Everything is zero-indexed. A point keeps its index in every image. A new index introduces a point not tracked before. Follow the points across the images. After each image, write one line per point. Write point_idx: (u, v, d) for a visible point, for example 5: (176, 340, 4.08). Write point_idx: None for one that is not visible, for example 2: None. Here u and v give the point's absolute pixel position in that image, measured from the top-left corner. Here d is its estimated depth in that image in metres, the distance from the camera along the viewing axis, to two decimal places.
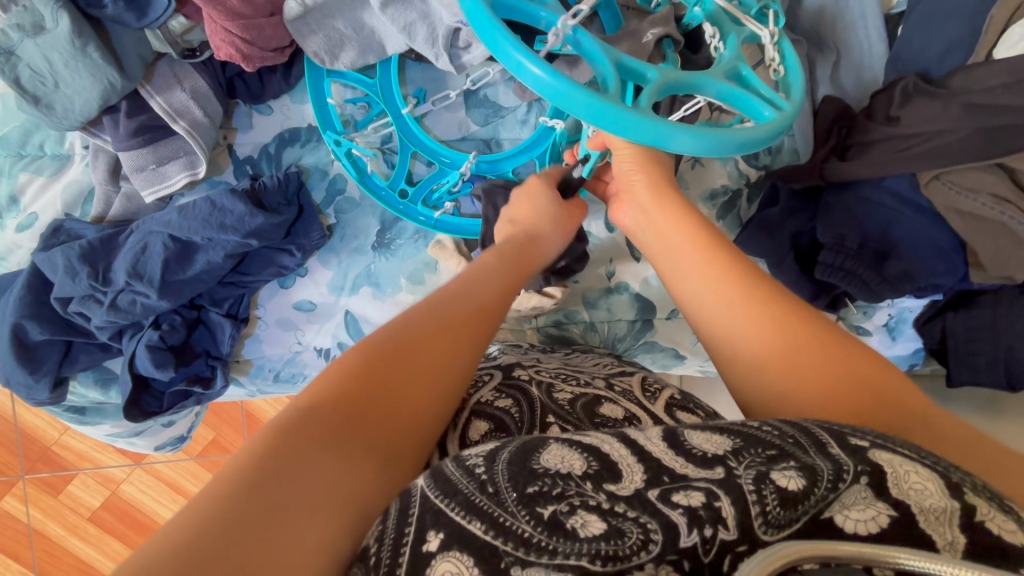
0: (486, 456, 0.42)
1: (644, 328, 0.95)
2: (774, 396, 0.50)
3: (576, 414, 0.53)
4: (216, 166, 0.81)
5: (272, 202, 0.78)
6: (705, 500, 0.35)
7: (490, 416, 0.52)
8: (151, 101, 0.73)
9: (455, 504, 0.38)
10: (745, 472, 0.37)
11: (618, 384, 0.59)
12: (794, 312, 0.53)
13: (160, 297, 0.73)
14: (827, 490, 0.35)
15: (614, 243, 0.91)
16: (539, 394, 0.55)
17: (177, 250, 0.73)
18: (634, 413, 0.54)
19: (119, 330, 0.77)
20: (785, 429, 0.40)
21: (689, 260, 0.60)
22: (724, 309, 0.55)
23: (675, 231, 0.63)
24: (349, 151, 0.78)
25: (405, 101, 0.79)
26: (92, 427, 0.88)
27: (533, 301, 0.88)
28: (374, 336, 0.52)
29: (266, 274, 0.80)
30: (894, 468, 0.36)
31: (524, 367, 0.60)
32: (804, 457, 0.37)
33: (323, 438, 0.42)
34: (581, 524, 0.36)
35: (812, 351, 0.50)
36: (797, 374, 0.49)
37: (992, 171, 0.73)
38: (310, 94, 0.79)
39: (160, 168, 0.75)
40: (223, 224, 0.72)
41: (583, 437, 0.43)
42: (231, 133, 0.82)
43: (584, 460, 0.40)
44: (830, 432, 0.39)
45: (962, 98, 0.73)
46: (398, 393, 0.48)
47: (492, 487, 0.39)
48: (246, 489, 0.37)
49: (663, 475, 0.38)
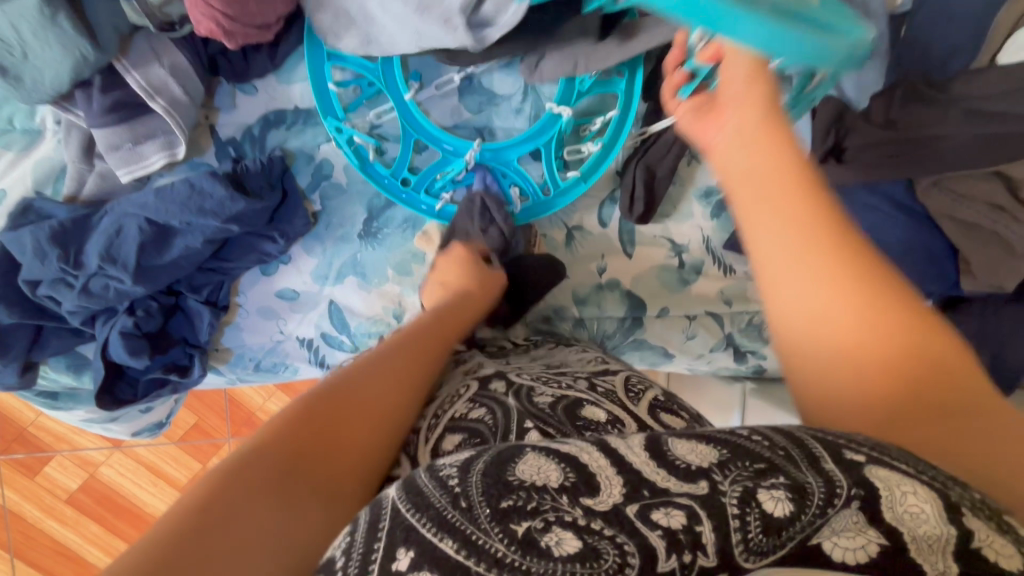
0: (460, 467, 0.40)
1: (634, 326, 0.94)
2: (837, 374, 0.46)
3: (557, 417, 0.52)
4: (197, 147, 0.78)
5: (255, 186, 0.75)
6: (685, 522, 0.35)
7: (465, 429, 0.52)
8: (127, 76, 0.69)
9: (427, 520, 0.37)
10: (730, 489, 0.36)
11: (601, 386, 0.58)
12: (879, 286, 0.46)
13: (135, 282, 0.71)
14: (816, 514, 0.34)
15: (605, 238, 0.91)
16: (515, 404, 0.54)
17: (154, 234, 0.70)
18: (617, 416, 0.53)
19: (91, 315, 0.74)
20: (776, 440, 0.39)
21: (783, 204, 0.49)
22: (806, 270, 0.47)
23: (761, 167, 0.51)
24: (351, 139, 0.77)
25: (407, 85, 0.77)
26: (64, 412, 0.85)
27: None
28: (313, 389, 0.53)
29: (247, 261, 0.77)
30: (890, 489, 0.35)
31: (504, 377, 0.59)
32: (794, 473, 0.36)
33: (263, 488, 0.41)
34: (556, 542, 0.35)
35: (891, 330, 0.45)
36: (857, 353, 0.45)
37: (989, 179, 0.73)
38: (309, 75, 0.76)
39: (137, 147, 0.72)
40: (202, 209, 0.70)
41: (560, 445, 0.42)
42: (213, 113, 0.78)
43: (561, 471, 0.39)
44: (825, 446, 0.38)
45: (961, 104, 0.73)
46: (334, 445, 0.48)
47: (465, 502, 0.38)
48: (191, 533, 0.36)
49: (643, 490, 0.37)
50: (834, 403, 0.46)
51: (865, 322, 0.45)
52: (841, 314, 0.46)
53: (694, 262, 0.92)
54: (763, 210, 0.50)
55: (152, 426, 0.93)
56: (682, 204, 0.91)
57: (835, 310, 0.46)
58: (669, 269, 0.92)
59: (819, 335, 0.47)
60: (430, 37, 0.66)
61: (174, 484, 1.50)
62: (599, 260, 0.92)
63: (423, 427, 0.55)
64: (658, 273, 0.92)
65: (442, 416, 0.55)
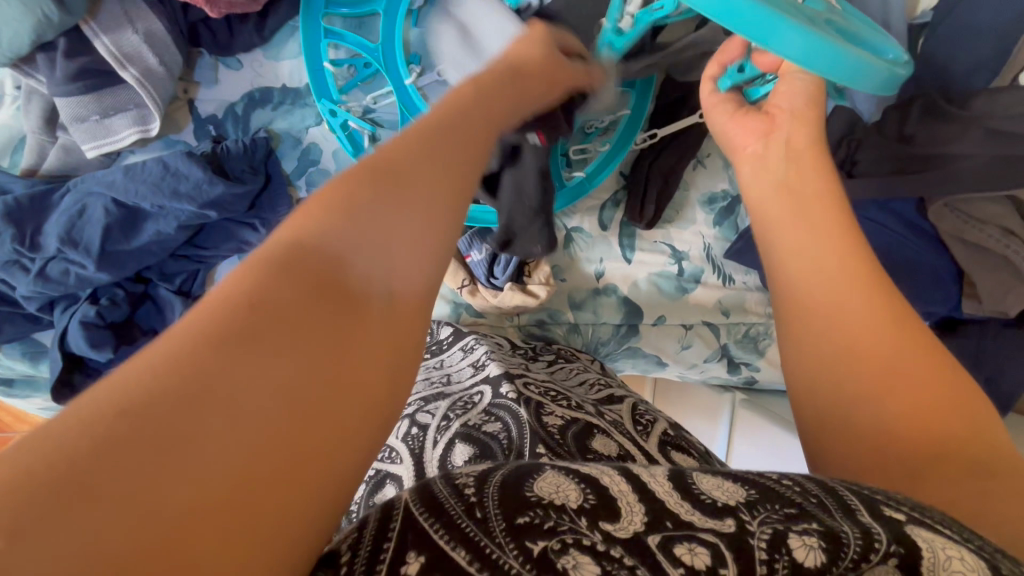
0: (478, 477, 0.37)
1: (629, 333, 0.91)
2: (858, 406, 0.40)
3: (566, 444, 0.57)
4: (173, 122, 0.72)
5: (234, 170, 0.69)
6: (711, 562, 0.32)
7: (477, 444, 0.57)
8: (95, 42, 0.63)
9: (440, 526, 0.34)
10: (758, 530, 0.33)
11: (609, 413, 0.65)
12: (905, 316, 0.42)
13: (97, 268, 0.65)
14: (849, 568, 0.31)
15: (605, 242, 0.88)
16: (526, 417, 0.60)
17: (122, 217, 0.64)
18: (627, 451, 0.59)
19: (49, 301, 0.69)
20: (808, 486, 0.36)
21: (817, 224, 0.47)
22: (836, 290, 0.44)
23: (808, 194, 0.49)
24: (345, 123, 0.72)
25: (409, 69, 0.71)
26: (21, 400, 0.79)
27: (516, 299, 0.83)
28: (358, 171, 0.33)
29: (225, 249, 0.72)
30: (933, 551, 0.31)
31: (513, 383, 0.66)
32: (827, 521, 0.33)
33: (300, 308, 0.26)
34: (573, 565, 0.32)
35: (922, 365, 0.40)
36: (887, 376, 0.40)
37: (1001, 203, 0.73)
38: (303, 54, 0.71)
39: (105, 120, 0.66)
40: (176, 191, 0.64)
41: (579, 465, 0.39)
42: (193, 87, 0.72)
43: (581, 492, 0.36)
44: (861, 499, 0.35)
45: (983, 123, 0.70)
46: (395, 276, 0.31)
47: (480, 513, 0.35)
48: (193, 390, 0.22)
49: (665, 521, 0.34)
50: (844, 422, 0.41)
51: (893, 348, 0.41)
52: (870, 338, 0.41)
53: (694, 270, 0.89)
54: (792, 217, 0.48)
55: None
56: (685, 210, 0.88)
57: (862, 333, 0.42)
58: (668, 277, 0.89)
59: (846, 360, 0.42)
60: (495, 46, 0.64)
61: None
62: (596, 265, 0.89)
63: (431, 426, 0.61)
64: (656, 280, 0.89)
65: (453, 419, 0.62)
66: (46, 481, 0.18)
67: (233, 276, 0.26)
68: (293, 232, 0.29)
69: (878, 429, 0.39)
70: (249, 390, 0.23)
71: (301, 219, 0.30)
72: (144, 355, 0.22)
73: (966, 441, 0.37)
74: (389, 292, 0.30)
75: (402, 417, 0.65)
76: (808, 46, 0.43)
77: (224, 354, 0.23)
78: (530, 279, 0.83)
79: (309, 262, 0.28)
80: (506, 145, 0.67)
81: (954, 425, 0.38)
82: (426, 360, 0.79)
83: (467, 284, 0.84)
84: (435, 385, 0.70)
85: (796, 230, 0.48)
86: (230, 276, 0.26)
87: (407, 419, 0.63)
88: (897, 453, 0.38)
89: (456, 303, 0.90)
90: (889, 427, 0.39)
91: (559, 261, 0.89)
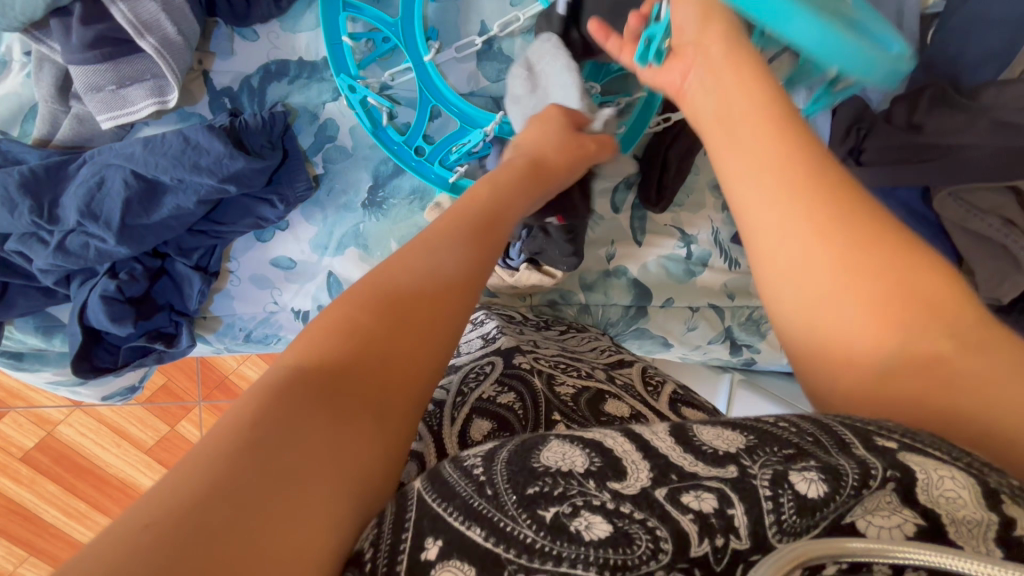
0: (485, 456, 0.40)
1: (638, 315, 0.93)
2: (821, 309, 0.45)
3: (581, 411, 0.61)
4: (188, 94, 0.70)
5: (254, 145, 0.68)
6: (716, 504, 0.34)
7: (493, 418, 0.59)
8: (111, 7, 0.60)
9: (454, 511, 0.36)
10: (760, 472, 0.35)
11: (620, 377, 0.68)
12: (862, 204, 0.46)
13: (119, 242, 0.64)
14: (850, 496, 0.33)
15: (616, 224, 0.90)
16: (540, 386, 0.64)
17: (141, 189, 0.63)
18: (639, 410, 0.62)
19: (66, 275, 0.68)
20: (803, 426, 0.38)
21: (760, 147, 0.49)
22: (784, 216, 0.47)
23: (740, 111, 0.52)
24: (365, 99, 0.71)
25: (428, 46, 0.71)
26: (28, 374, 0.77)
27: (533, 278, 0.83)
28: (358, 298, 0.45)
29: (243, 225, 0.72)
30: (926, 473, 0.34)
31: (524, 355, 0.69)
32: (824, 457, 0.35)
33: (309, 402, 0.36)
34: (586, 526, 0.34)
35: (882, 260, 0.43)
36: (845, 281, 0.43)
37: (1002, 193, 0.74)
38: (324, 26, 0.69)
39: (121, 90, 0.64)
40: (197, 164, 0.63)
41: (584, 433, 0.41)
42: (208, 58, 0.70)
43: (587, 457, 0.38)
44: (854, 432, 0.37)
45: (990, 114, 0.71)
46: (390, 358, 0.42)
47: (491, 489, 0.37)
48: (243, 450, 0.32)
49: (671, 474, 0.37)
50: (834, 339, 0.44)
51: (840, 250, 0.44)
52: (819, 252, 0.45)
53: (702, 253, 0.92)
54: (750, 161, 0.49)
55: (124, 390, 0.87)
56: (695, 194, 0.92)
57: (813, 244, 0.45)
58: (676, 258, 0.92)
59: (796, 274, 0.46)
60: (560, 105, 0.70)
61: (139, 445, 1.44)
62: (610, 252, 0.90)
63: (448, 401, 0.62)
64: (665, 262, 0.92)
65: (468, 394, 0.63)
66: (157, 526, 0.28)
67: (256, 389, 0.37)
68: (298, 358, 0.40)
69: (843, 336, 0.44)
70: (274, 460, 0.32)
71: (306, 343, 0.41)
72: (197, 450, 0.32)
73: (938, 320, 0.41)
74: (378, 372, 0.41)
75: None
76: (814, 28, 0.49)
77: (253, 438, 0.33)
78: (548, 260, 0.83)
79: (316, 369, 0.39)
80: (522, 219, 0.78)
81: (913, 312, 0.42)
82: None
83: None
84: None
85: (749, 177, 0.49)
86: (256, 390, 0.37)
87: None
88: (867, 350, 0.42)
89: None
90: (845, 329, 0.43)
91: None
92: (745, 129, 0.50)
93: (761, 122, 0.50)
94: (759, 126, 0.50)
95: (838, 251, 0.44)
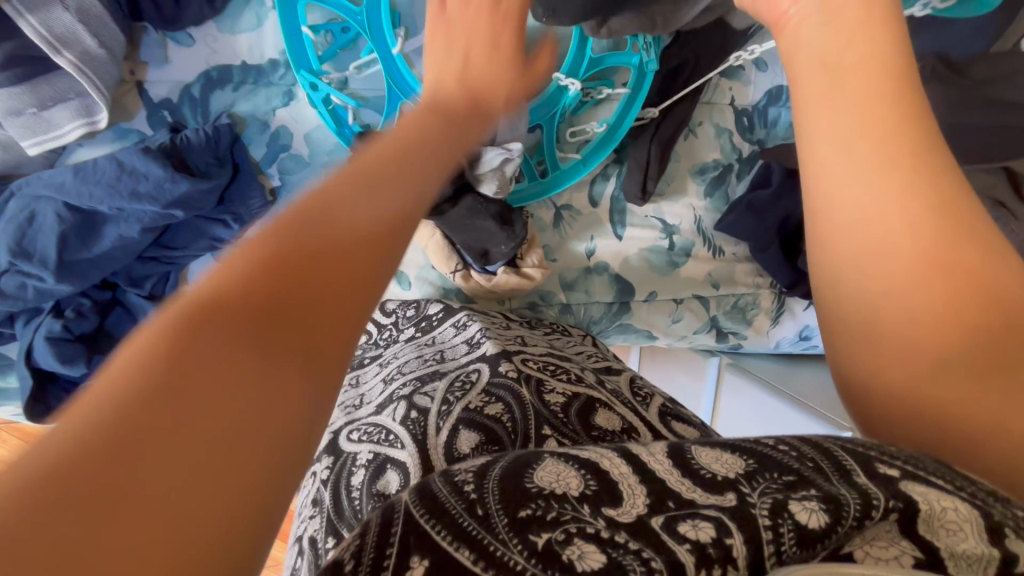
0: (476, 473, 0.39)
1: (621, 310, 0.91)
2: (886, 305, 0.39)
3: (572, 424, 0.58)
4: (122, 109, 0.65)
5: (199, 164, 0.64)
6: (714, 534, 0.32)
7: (482, 430, 0.58)
8: (20, 22, 0.53)
9: (443, 530, 0.34)
10: (759, 501, 0.33)
11: (608, 383, 0.66)
12: (959, 200, 0.40)
13: (58, 280, 0.61)
14: (852, 527, 0.31)
15: (595, 218, 0.86)
16: (528, 397, 0.61)
17: (77, 223, 0.59)
18: (631, 424, 0.59)
19: (9, 315, 0.64)
20: (804, 451, 0.37)
21: (868, 113, 0.42)
22: (870, 187, 0.40)
23: (855, 58, 0.43)
24: (328, 98, 0.67)
25: (394, 35, 0.64)
26: None
27: (510, 283, 0.79)
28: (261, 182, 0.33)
29: (196, 248, 0.69)
30: (930, 504, 0.32)
31: (511, 361, 0.66)
32: (826, 486, 0.33)
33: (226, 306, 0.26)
34: (578, 556, 0.32)
35: (961, 244, 0.38)
36: (911, 279, 0.38)
37: (995, 173, 0.70)
38: (279, 15, 0.62)
39: (43, 113, 0.59)
40: (136, 191, 0.59)
41: (580, 452, 0.41)
42: (139, 68, 0.64)
43: (582, 479, 0.37)
44: (856, 458, 0.36)
45: (981, 92, 0.68)
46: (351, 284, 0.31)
47: (481, 510, 0.35)
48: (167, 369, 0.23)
49: (667, 500, 0.35)
50: (885, 342, 0.39)
51: (924, 246, 0.38)
52: (899, 240, 0.39)
53: (685, 243, 0.90)
54: (835, 94, 0.43)
55: None
56: (676, 182, 0.88)
57: (892, 230, 0.40)
58: (658, 250, 0.89)
59: (870, 260, 0.40)
60: None
61: None
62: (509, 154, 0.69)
63: (431, 411, 0.61)
64: (648, 255, 0.89)
65: (454, 403, 0.62)
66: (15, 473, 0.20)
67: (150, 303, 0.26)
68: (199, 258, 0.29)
69: (887, 342, 0.39)
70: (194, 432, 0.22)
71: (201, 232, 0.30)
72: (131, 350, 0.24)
73: (993, 338, 0.36)
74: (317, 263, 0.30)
75: (398, 399, 0.65)
76: None
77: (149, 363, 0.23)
78: (524, 263, 0.80)
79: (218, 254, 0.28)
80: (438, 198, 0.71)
81: (974, 314, 0.37)
82: (417, 337, 0.78)
83: (461, 269, 0.78)
84: (348, 410, 0.70)
85: (832, 151, 0.42)
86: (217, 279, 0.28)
87: (405, 401, 0.64)
88: (923, 359, 0.37)
89: (443, 287, 0.85)
90: (899, 333, 0.39)
91: (549, 241, 0.86)
92: (854, 84, 0.43)
93: (880, 78, 0.42)
94: (876, 83, 0.42)
95: (919, 228, 0.39)
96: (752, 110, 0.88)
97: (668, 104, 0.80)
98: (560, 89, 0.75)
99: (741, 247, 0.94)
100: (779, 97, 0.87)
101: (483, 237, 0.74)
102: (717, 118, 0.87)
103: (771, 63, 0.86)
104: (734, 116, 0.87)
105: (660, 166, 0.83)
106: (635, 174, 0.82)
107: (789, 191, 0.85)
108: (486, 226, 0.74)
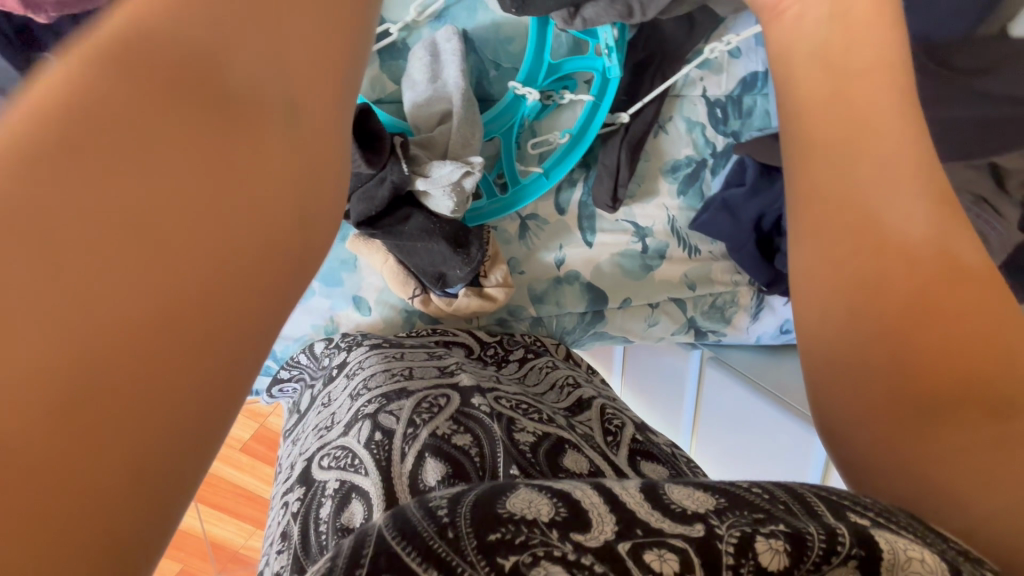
0: (450, 497, 0.29)
1: (594, 319, 0.87)
2: (881, 342, 0.35)
3: (538, 462, 0.55)
4: None
5: None
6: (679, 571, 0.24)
7: (451, 462, 0.54)
8: None
9: (412, 551, 0.25)
10: (726, 533, 0.26)
11: (580, 426, 0.63)
12: (967, 239, 0.36)
13: None
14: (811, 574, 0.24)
15: (562, 226, 0.83)
16: (499, 433, 0.58)
17: None
18: (598, 465, 0.57)
19: None
20: (775, 493, 0.29)
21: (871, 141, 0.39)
22: (869, 216, 0.37)
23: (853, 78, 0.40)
24: None
25: None
26: None
27: (473, 304, 0.77)
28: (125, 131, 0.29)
29: None
30: (894, 551, 0.25)
31: (484, 397, 0.63)
32: (791, 520, 0.26)
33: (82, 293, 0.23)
34: None
35: (968, 294, 0.34)
36: (897, 337, 0.34)
37: (979, 169, 0.66)
38: None
39: None
40: None
41: (553, 482, 0.31)
42: None
43: (553, 505, 0.28)
44: (828, 504, 0.28)
45: (964, 85, 0.63)
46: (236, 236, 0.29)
47: (452, 531, 0.26)
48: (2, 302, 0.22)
49: (635, 527, 0.27)
50: (846, 384, 0.35)
51: (931, 285, 0.35)
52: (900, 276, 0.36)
53: (658, 245, 0.86)
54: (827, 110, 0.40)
55: None
56: (647, 182, 0.84)
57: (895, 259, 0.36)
58: (629, 255, 0.86)
59: (871, 297, 0.36)
60: (444, 128, 0.67)
61: None
62: (467, 167, 0.64)
63: (397, 432, 0.58)
64: (619, 260, 0.86)
65: (421, 427, 0.58)
66: None
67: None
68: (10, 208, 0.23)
69: (859, 378, 0.35)
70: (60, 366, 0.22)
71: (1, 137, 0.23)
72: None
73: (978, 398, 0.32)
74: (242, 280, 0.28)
75: (362, 418, 0.60)
76: None
77: None
78: (487, 281, 0.77)
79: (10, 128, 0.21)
80: (395, 214, 0.68)
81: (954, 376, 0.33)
82: (385, 346, 0.73)
83: (420, 294, 0.75)
84: (319, 432, 0.65)
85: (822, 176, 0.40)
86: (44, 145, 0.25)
87: (369, 421, 0.59)
88: (892, 396, 0.33)
89: (408, 309, 0.82)
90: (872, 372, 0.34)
91: (516, 252, 0.83)
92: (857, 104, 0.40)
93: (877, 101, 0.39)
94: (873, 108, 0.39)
95: (916, 267, 0.35)
96: (726, 101, 0.82)
97: (636, 108, 0.75)
98: (517, 98, 0.72)
99: (717, 245, 0.91)
100: (753, 85, 0.82)
101: (440, 259, 0.71)
102: (687, 112, 0.82)
103: (745, 49, 0.80)
104: (706, 109, 0.82)
105: (628, 169, 0.78)
106: (603, 180, 0.78)
107: (765, 189, 0.81)
108: (445, 247, 0.70)
